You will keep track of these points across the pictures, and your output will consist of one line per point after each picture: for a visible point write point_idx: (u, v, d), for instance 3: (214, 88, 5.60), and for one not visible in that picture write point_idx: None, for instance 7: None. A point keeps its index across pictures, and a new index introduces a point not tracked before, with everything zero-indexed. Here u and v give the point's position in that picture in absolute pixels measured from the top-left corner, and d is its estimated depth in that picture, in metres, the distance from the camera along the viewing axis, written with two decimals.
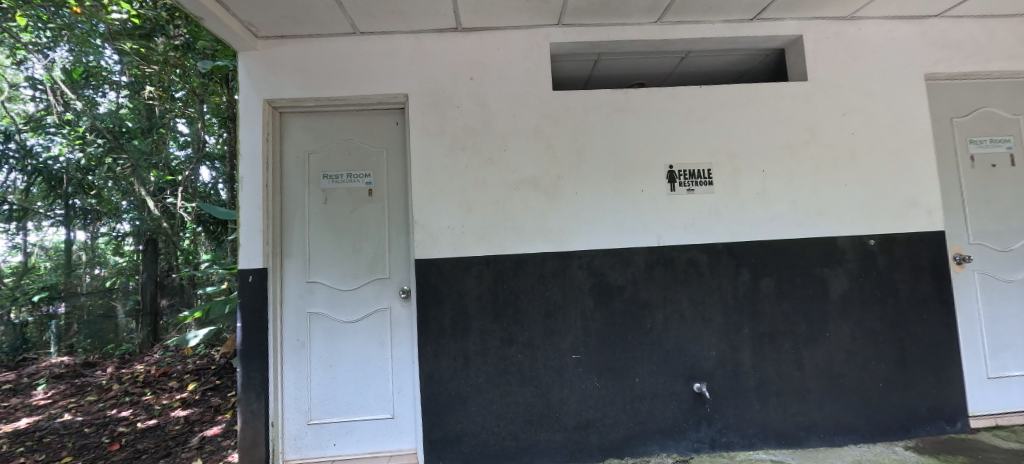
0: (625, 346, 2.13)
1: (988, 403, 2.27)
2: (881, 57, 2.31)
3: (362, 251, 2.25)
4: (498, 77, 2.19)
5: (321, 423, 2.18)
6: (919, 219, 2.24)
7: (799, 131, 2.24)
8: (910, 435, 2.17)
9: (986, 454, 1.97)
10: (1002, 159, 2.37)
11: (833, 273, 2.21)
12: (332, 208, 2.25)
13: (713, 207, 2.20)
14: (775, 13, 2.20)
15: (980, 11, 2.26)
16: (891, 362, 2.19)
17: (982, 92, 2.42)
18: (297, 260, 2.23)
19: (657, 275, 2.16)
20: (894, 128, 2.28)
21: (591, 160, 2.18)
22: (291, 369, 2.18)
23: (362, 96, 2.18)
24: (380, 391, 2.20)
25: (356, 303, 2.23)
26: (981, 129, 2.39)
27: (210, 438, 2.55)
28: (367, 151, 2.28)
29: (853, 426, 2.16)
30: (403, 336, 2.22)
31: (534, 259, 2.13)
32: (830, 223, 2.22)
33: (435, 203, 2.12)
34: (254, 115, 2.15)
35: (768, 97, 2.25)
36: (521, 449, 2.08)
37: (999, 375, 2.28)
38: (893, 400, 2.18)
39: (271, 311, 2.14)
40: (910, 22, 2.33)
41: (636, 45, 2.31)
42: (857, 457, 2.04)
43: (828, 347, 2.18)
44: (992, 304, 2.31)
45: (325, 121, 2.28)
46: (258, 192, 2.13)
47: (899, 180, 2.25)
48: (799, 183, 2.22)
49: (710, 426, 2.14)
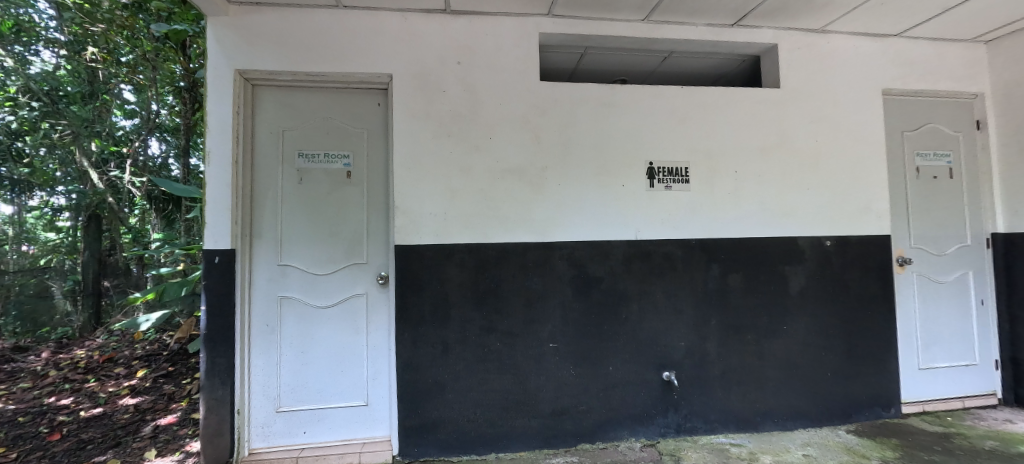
0: (601, 335, 2.19)
1: (918, 391, 2.52)
2: (845, 70, 2.46)
3: (340, 235, 2.17)
4: (486, 64, 2.16)
5: (291, 410, 2.11)
6: (870, 223, 2.43)
7: (771, 136, 2.37)
8: (851, 419, 2.38)
9: (915, 436, 2.20)
10: (942, 172, 2.61)
11: (793, 271, 2.37)
12: (307, 189, 2.16)
13: (688, 204, 2.29)
14: (755, 21, 2.29)
15: (931, 34, 2.46)
16: (839, 354, 2.38)
17: (929, 109, 2.64)
18: (269, 242, 2.13)
19: (635, 268, 2.23)
20: (854, 138, 2.44)
21: (575, 153, 2.20)
22: (259, 354, 2.09)
23: (342, 73, 2.09)
24: (354, 378, 2.16)
25: (331, 288, 2.15)
26: (926, 143, 2.61)
27: (164, 427, 2.41)
28: (346, 131, 2.19)
29: (804, 411, 2.34)
30: (379, 323, 2.18)
31: (515, 248, 2.14)
32: (793, 223, 2.37)
33: (418, 189, 2.08)
34: (224, 85, 2.00)
35: (745, 101, 2.35)
36: (497, 435, 2.10)
37: (929, 366, 2.53)
38: (839, 389, 2.37)
39: (239, 294, 2.03)
40: (872, 39, 2.49)
41: (622, 41, 2.34)
42: (805, 440, 2.21)
43: (786, 339, 2.34)
44: (926, 303, 2.55)
45: (302, 97, 2.17)
46: (227, 168, 1.99)
47: (856, 186, 2.43)
48: (768, 185, 2.35)
49: (677, 412, 2.25)
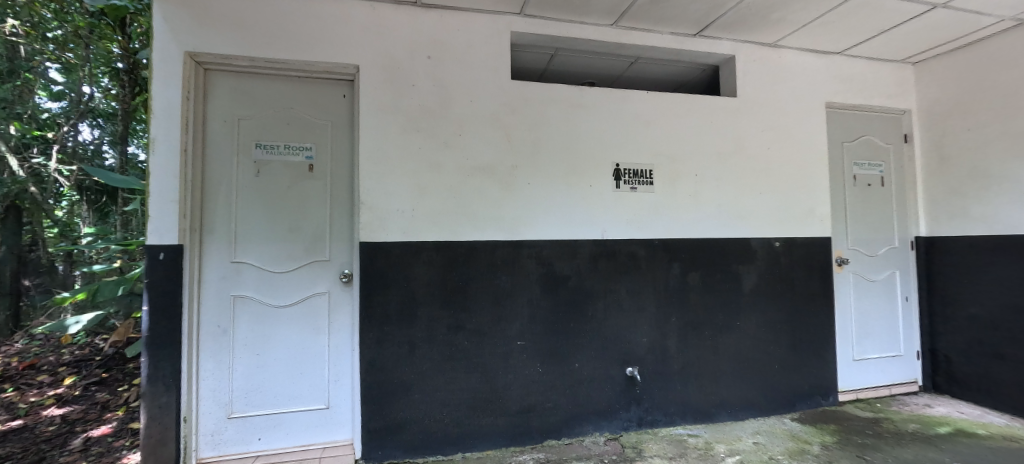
0: (568, 333, 2.23)
1: (852, 381, 2.75)
2: (794, 83, 2.64)
3: (300, 230, 2.08)
4: (457, 59, 2.13)
5: (244, 416, 1.99)
6: (813, 226, 2.63)
7: (728, 142, 2.50)
8: (795, 408, 2.56)
9: (850, 422, 2.40)
10: (875, 180, 2.86)
11: (746, 270, 2.51)
12: (264, 183, 2.04)
13: (652, 205, 2.37)
14: (715, 32, 2.41)
15: (867, 53, 2.69)
16: (786, 347, 2.55)
17: (866, 122, 2.87)
18: (221, 237, 1.99)
19: (601, 267, 2.29)
20: (800, 147, 2.63)
21: (545, 153, 2.22)
22: (209, 357, 1.96)
23: (305, 62, 2.00)
24: (315, 380, 2.07)
25: (290, 287, 2.05)
26: (862, 153, 2.85)
27: (97, 439, 2.21)
28: (308, 122, 2.10)
29: (754, 402, 2.49)
30: (342, 322, 2.11)
31: (484, 246, 2.13)
32: (747, 225, 2.52)
33: (385, 184, 2.02)
34: (172, 67, 1.85)
35: (705, 108, 2.47)
36: (464, 435, 2.09)
37: (862, 357, 2.77)
38: (785, 380, 2.55)
39: (187, 294, 1.89)
40: (818, 55, 2.69)
41: (592, 45, 2.39)
42: (755, 429, 2.35)
43: (740, 334, 2.49)
44: (860, 300, 2.79)
45: (260, 84, 2.05)
46: (175, 157, 1.85)
47: (802, 191, 2.62)
48: (725, 188, 2.48)
49: (639, 406, 2.33)
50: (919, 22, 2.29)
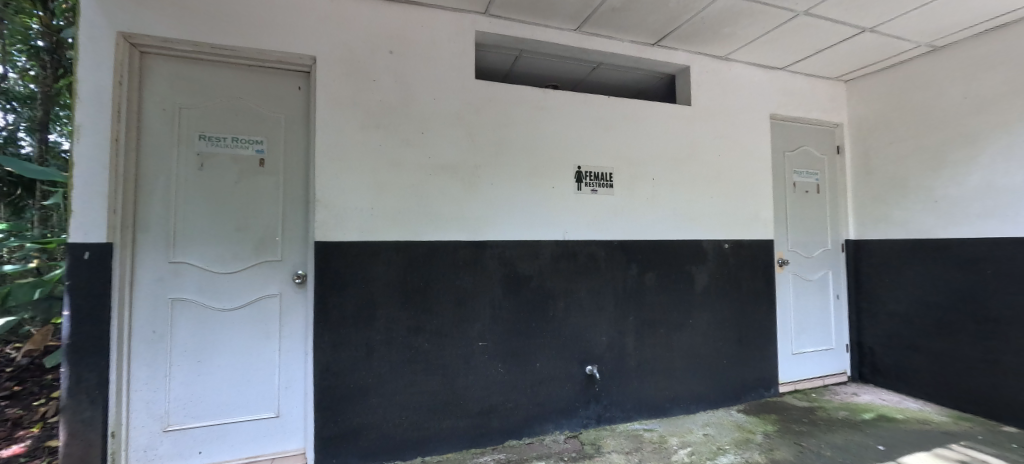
0: (529, 333, 2.24)
1: (792, 373, 2.96)
2: (742, 94, 2.81)
3: (249, 229, 1.96)
4: (420, 56, 2.10)
5: (182, 429, 1.85)
6: (759, 229, 2.81)
7: (682, 148, 2.62)
8: (741, 400, 2.72)
9: (789, 411, 2.58)
10: (812, 187, 3.10)
11: (698, 270, 2.64)
12: (209, 177, 1.91)
13: (612, 207, 2.44)
14: (672, 43, 2.52)
15: (805, 70, 2.91)
16: (733, 343, 2.71)
17: (805, 133, 3.11)
18: (158, 235, 1.84)
19: (563, 267, 2.32)
20: (747, 155, 2.80)
21: (508, 154, 2.23)
22: (142, 366, 1.80)
23: (256, 50, 1.89)
24: (263, 387, 1.95)
25: (236, 288, 1.93)
26: (802, 162, 3.08)
27: (7, 460, 1.96)
28: (259, 114, 1.98)
29: (704, 396, 2.63)
30: (294, 326, 2.01)
31: (446, 246, 2.11)
32: (699, 228, 2.65)
33: (343, 182, 1.95)
34: (102, 48, 1.69)
35: (661, 115, 2.57)
36: (423, 439, 2.05)
37: (800, 352, 2.99)
38: (733, 374, 2.70)
39: (117, 297, 1.73)
40: (763, 70, 2.88)
41: (556, 48, 2.42)
42: (705, 421, 2.48)
43: (692, 331, 2.61)
44: (799, 298, 3.01)
45: (205, 72, 1.91)
46: (104, 147, 1.68)
47: (748, 196, 2.79)
48: (679, 192, 2.60)
49: (598, 404, 2.38)
50: (850, 44, 2.51)
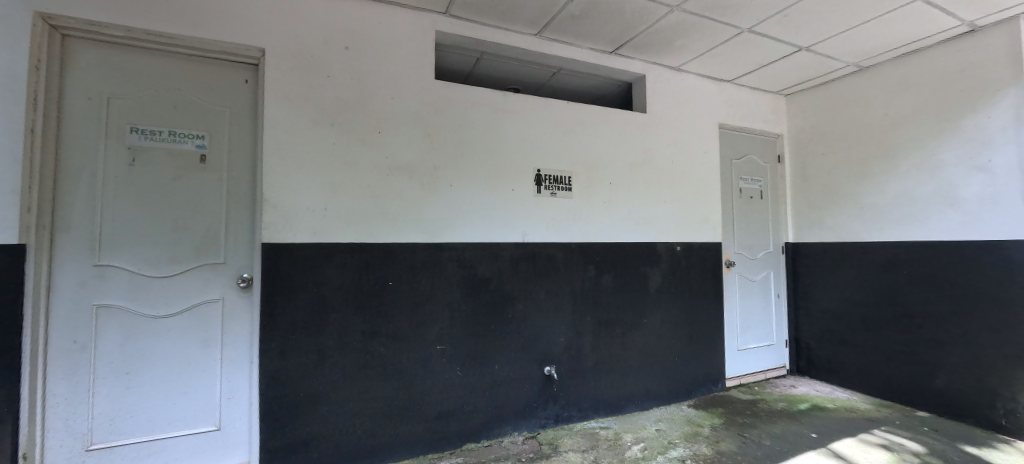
0: (488, 335, 2.24)
1: (738, 368, 3.14)
2: (693, 104, 2.96)
3: (187, 229, 1.83)
4: (377, 53, 2.05)
5: (108, 447, 1.69)
6: (708, 233, 2.96)
7: (638, 154, 2.72)
8: (691, 396, 2.86)
9: (735, 405, 2.73)
10: (756, 193, 3.31)
11: (652, 271, 2.75)
12: (142, 173, 1.77)
13: (570, 210, 2.49)
14: (628, 52, 2.61)
15: (750, 83, 3.10)
16: (684, 341, 2.84)
17: (750, 142, 3.31)
18: (80, 236, 1.68)
19: (522, 269, 2.34)
20: (698, 161, 2.94)
21: (468, 155, 2.22)
22: (59, 380, 1.63)
23: (198, 39, 1.77)
24: (203, 399, 1.83)
25: (173, 293, 1.80)
26: (747, 170, 3.28)
27: None
28: (201, 107, 1.86)
29: (657, 392, 2.73)
30: (238, 332, 1.90)
31: (403, 248, 2.07)
32: (653, 231, 2.76)
33: (293, 181, 1.86)
34: (14, 28, 1.52)
35: (619, 121, 2.66)
36: (378, 446, 2.00)
37: (745, 348, 3.18)
38: (684, 370, 2.83)
39: (29, 303, 1.56)
40: (713, 81, 3.04)
41: (516, 51, 2.44)
42: (658, 417, 2.58)
43: (646, 331, 2.71)
44: (744, 297, 3.20)
45: (138, 60, 1.77)
46: (15, 138, 1.52)
47: (699, 201, 2.93)
48: (635, 196, 2.70)
49: (556, 404, 2.42)
50: (789, 61, 2.70)
